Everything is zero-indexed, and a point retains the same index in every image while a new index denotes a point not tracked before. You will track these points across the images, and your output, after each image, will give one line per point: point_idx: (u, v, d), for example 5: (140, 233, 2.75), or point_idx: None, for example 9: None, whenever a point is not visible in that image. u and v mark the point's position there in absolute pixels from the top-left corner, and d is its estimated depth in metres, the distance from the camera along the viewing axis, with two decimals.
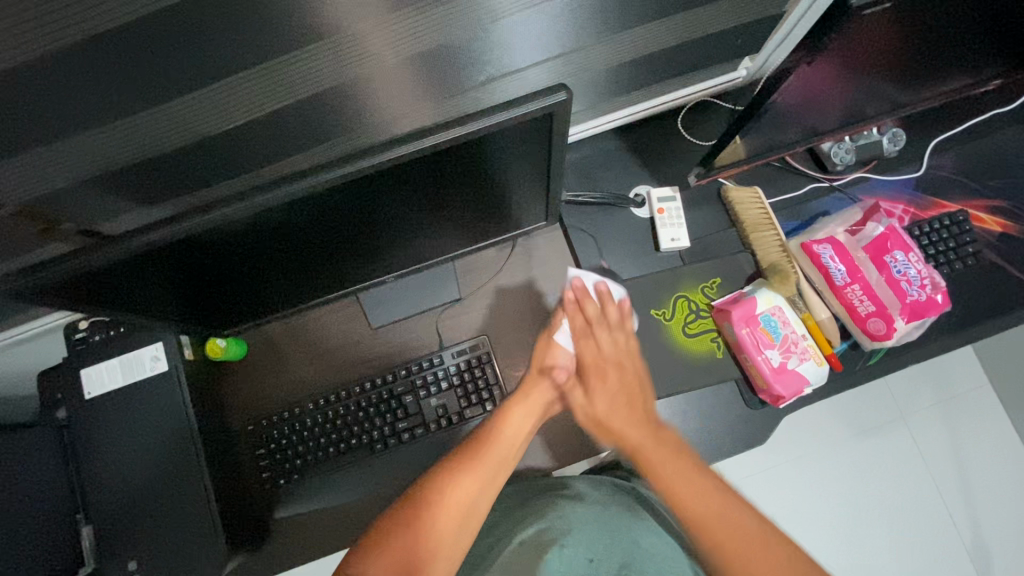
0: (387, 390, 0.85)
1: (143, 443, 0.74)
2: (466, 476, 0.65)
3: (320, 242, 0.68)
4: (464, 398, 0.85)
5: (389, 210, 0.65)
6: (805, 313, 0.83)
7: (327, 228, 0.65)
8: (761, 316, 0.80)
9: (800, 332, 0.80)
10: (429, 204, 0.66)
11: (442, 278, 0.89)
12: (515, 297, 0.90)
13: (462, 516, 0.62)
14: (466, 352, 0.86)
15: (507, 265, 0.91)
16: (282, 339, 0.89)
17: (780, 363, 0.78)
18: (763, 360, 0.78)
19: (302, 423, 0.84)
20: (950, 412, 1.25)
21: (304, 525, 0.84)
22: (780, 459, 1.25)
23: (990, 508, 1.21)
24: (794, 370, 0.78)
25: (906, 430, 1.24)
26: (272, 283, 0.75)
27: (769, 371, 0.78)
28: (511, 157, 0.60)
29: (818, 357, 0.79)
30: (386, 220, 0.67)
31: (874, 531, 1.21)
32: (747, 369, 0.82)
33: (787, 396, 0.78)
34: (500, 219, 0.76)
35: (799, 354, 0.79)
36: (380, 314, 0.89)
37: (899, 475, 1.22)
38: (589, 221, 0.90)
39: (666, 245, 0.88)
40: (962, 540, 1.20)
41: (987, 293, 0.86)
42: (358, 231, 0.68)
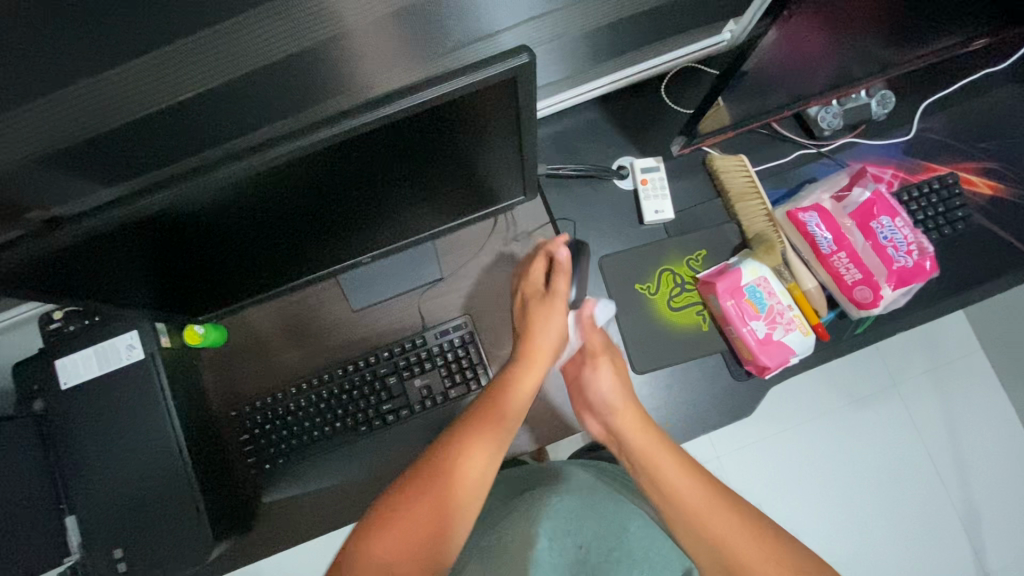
0: (370, 372, 0.84)
1: (121, 431, 0.74)
2: (474, 451, 0.62)
3: (291, 221, 0.66)
4: (449, 378, 0.84)
5: (358, 186, 0.63)
6: (790, 283, 0.81)
7: (298, 206, 0.63)
8: (746, 287, 0.78)
9: (786, 302, 0.78)
10: (401, 179, 0.64)
11: (424, 257, 0.87)
12: (498, 276, 0.88)
13: (476, 485, 0.61)
14: (450, 332, 0.85)
15: (489, 242, 0.89)
16: (262, 325, 0.87)
17: (765, 334, 0.77)
18: (748, 332, 0.77)
19: (286, 408, 0.83)
20: (941, 378, 1.25)
21: (293, 507, 0.84)
22: (772, 430, 1.25)
23: (979, 471, 1.22)
24: (779, 341, 0.77)
25: (897, 397, 1.24)
26: (246, 265, 0.73)
27: (754, 343, 0.77)
28: (480, 127, 0.58)
29: (804, 327, 0.78)
30: (358, 197, 0.65)
31: (865, 496, 1.22)
32: (732, 341, 0.81)
33: (773, 366, 0.77)
34: (478, 193, 0.74)
35: (785, 325, 0.78)
36: (360, 297, 0.87)
37: (890, 441, 1.23)
38: (572, 196, 0.88)
39: (650, 217, 0.86)
40: (951, 503, 1.21)
41: (977, 258, 0.85)
42: (329, 209, 0.66)
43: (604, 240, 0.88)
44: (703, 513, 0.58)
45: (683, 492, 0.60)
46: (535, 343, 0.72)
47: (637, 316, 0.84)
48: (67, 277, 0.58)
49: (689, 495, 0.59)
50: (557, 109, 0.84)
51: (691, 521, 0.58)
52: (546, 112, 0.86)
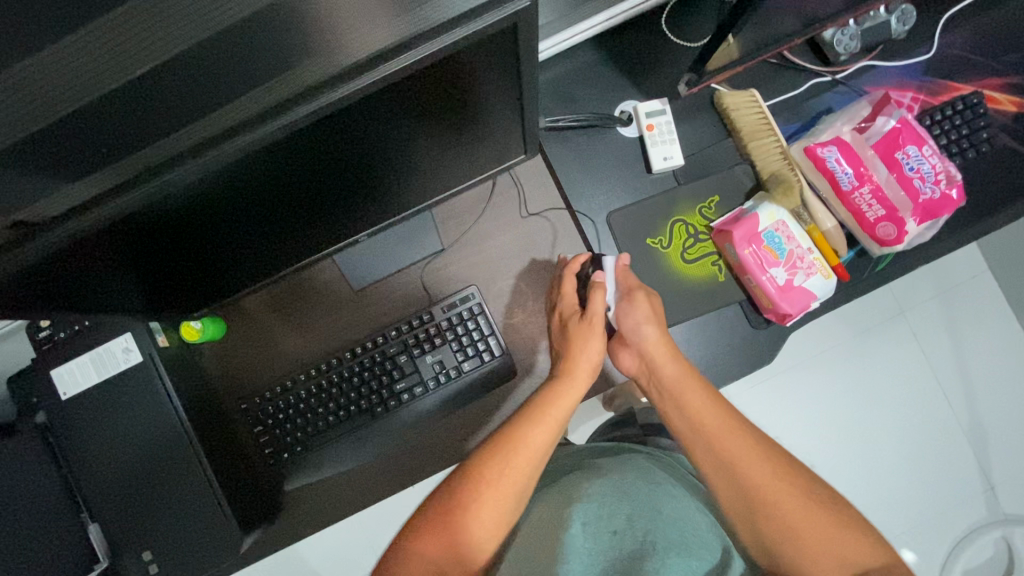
0: (380, 352, 0.82)
1: (129, 437, 0.72)
2: (528, 449, 0.62)
3: (275, 205, 0.61)
4: (461, 352, 0.81)
5: (342, 161, 0.57)
6: (810, 224, 0.77)
7: (280, 189, 0.58)
8: (763, 233, 0.75)
9: (806, 245, 0.75)
10: (389, 149, 0.59)
11: (422, 228, 0.83)
12: (502, 241, 0.84)
13: (516, 496, 0.61)
14: (457, 305, 0.82)
15: (490, 206, 0.84)
16: (261, 313, 0.84)
17: (786, 281, 0.74)
18: (768, 280, 0.74)
19: (298, 395, 0.82)
20: (952, 303, 1.24)
21: (317, 492, 0.83)
22: (785, 368, 1.25)
23: (988, 391, 1.23)
24: (800, 286, 0.75)
25: (907, 326, 1.24)
26: (235, 257, 0.69)
27: (774, 291, 0.74)
28: (477, 87, 0.53)
29: (825, 270, 0.75)
30: (344, 173, 0.60)
31: (878, 424, 1.24)
32: (750, 289, 0.79)
33: (795, 312, 0.75)
34: (477, 156, 0.69)
35: (806, 269, 0.75)
36: (361, 275, 0.83)
37: (902, 368, 1.24)
38: (573, 149, 0.83)
39: (659, 165, 0.80)
40: (960, 423, 1.23)
41: (1002, 180, 0.81)
42: (314, 189, 0.61)
43: (611, 194, 0.83)
44: (727, 442, 0.60)
45: (708, 420, 0.62)
46: (578, 360, 0.70)
47: (649, 273, 0.81)
48: (59, 284, 0.54)
49: (712, 421, 0.62)
50: (551, 54, 0.77)
51: (712, 440, 0.60)
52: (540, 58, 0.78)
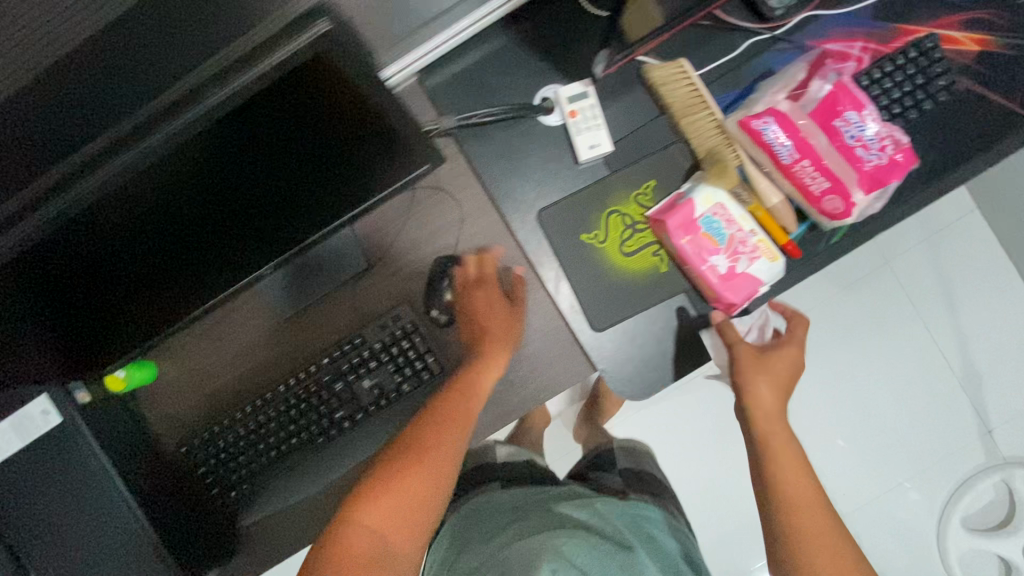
0: (314, 382, 0.78)
1: (58, 499, 0.68)
2: (444, 447, 0.66)
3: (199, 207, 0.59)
4: (398, 374, 0.78)
5: (261, 154, 0.58)
6: (753, 203, 0.71)
7: (205, 181, 0.57)
8: (700, 220, 0.70)
9: (748, 228, 0.70)
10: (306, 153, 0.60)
11: (344, 246, 0.78)
12: (431, 251, 0.79)
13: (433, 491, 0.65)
14: (389, 325, 0.78)
15: (413, 215, 0.78)
16: (190, 351, 0.80)
17: (728, 269, 0.69)
18: (708, 270, 0.69)
19: (237, 433, 0.79)
20: (937, 247, 1.19)
21: (267, 529, 0.81)
22: None
23: (983, 337, 1.16)
24: (744, 274, 0.70)
25: (892, 274, 1.19)
26: (163, 278, 0.64)
27: (715, 280, 0.70)
28: (322, 94, 0.54)
29: (772, 252, 0.70)
30: (267, 176, 0.60)
31: (866, 381, 1.20)
32: (693, 280, 0.73)
33: (739, 301, 0.70)
34: (369, 169, 0.63)
35: (749, 254, 0.69)
36: (286, 302, 0.79)
37: (886, 318, 1.19)
38: (493, 145, 0.76)
39: (585, 154, 0.74)
40: (952, 370, 1.17)
41: (965, 131, 0.73)
42: (236, 192, 0.60)
43: (539, 190, 0.77)
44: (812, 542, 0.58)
45: (806, 514, 0.60)
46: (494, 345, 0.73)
47: (586, 272, 0.76)
48: None
49: (812, 520, 0.60)
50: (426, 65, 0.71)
51: (800, 531, 0.59)
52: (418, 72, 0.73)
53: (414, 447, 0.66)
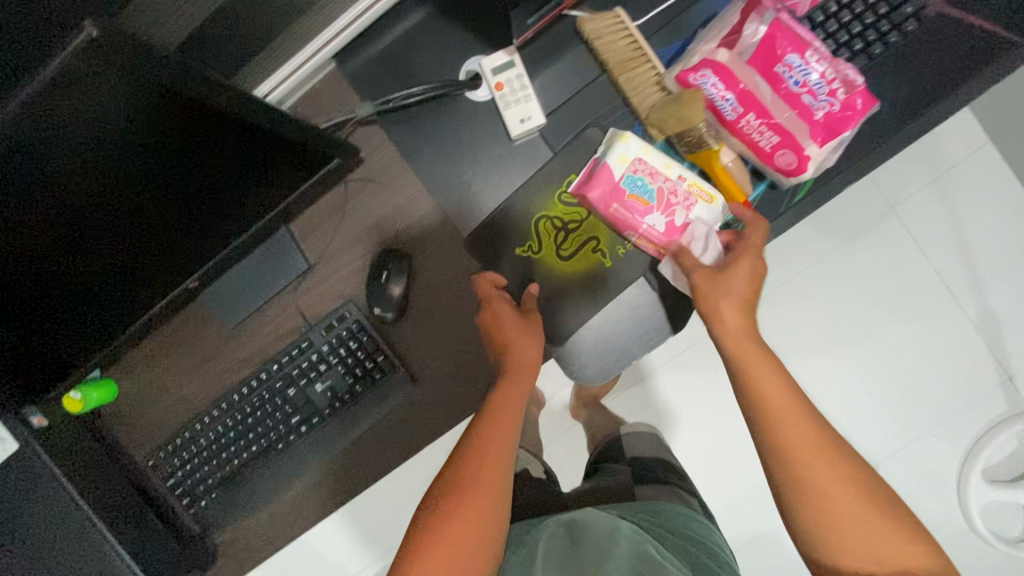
0: (267, 389, 0.77)
1: (27, 521, 0.69)
2: (482, 469, 0.61)
3: (113, 224, 0.57)
4: (349, 375, 0.76)
5: (180, 174, 0.57)
6: (710, 150, 0.65)
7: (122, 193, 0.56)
8: (622, 182, 0.67)
9: (675, 176, 0.67)
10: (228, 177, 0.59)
11: (283, 249, 0.76)
12: (371, 246, 0.76)
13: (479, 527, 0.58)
14: (336, 326, 0.76)
15: (351, 210, 0.75)
16: (147, 366, 0.80)
17: (666, 224, 0.67)
18: (647, 231, 0.67)
19: (200, 444, 0.79)
20: (944, 187, 1.09)
21: (236, 539, 0.79)
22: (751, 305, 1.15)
23: (1002, 281, 1.06)
24: (684, 224, 0.67)
25: (896, 221, 1.10)
26: (86, 295, 0.61)
27: (658, 240, 0.67)
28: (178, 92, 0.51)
29: (707, 193, 0.66)
30: (188, 198, 0.59)
31: (876, 338, 1.10)
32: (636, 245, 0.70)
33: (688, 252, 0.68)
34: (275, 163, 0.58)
35: (683, 204, 0.67)
36: (229, 309, 0.77)
37: (893, 269, 1.09)
38: (422, 129, 0.72)
39: (517, 129, 0.69)
40: (970, 318, 1.07)
41: (943, 60, 0.65)
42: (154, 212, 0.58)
43: (477, 171, 0.72)
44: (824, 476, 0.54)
45: (816, 445, 0.55)
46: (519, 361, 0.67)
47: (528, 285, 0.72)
48: None
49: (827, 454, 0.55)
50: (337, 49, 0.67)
51: (813, 468, 0.55)
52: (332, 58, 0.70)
53: (458, 481, 0.60)
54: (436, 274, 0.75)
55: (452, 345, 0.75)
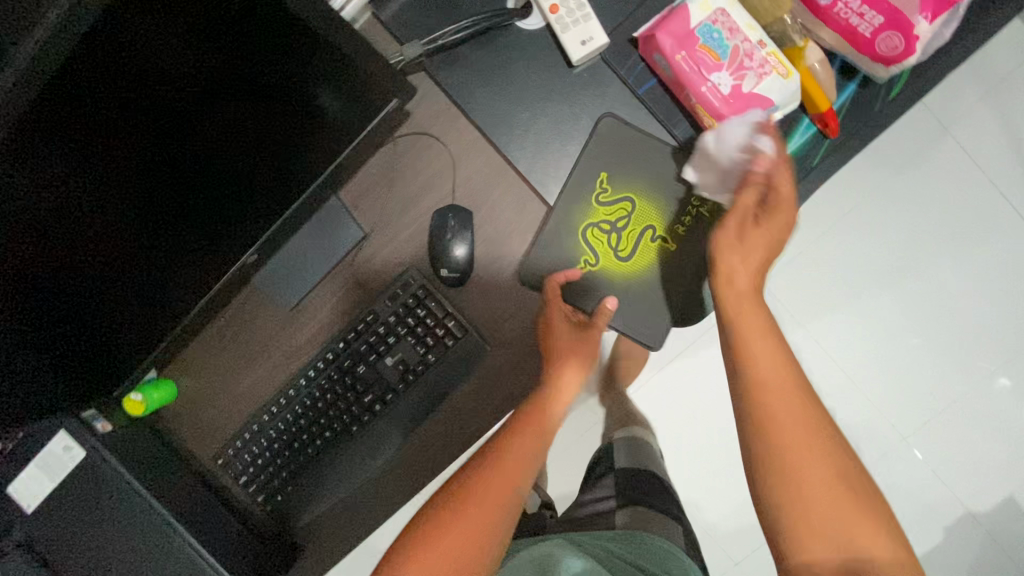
0: (334, 371, 0.72)
1: (103, 530, 0.66)
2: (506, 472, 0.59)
3: (145, 183, 0.53)
4: (420, 345, 0.71)
5: (208, 117, 0.52)
6: (796, 47, 0.61)
7: (151, 146, 0.51)
8: (698, 30, 0.60)
9: (756, 39, 0.59)
10: (259, 116, 0.54)
11: (335, 219, 0.71)
12: (426, 205, 0.70)
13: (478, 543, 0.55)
14: (400, 295, 0.71)
15: (401, 169, 0.70)
16: (204, 361, 0.75)
17: (733, 88, 0.60)
18: (711, 90, 0.60)
19: (270, 435, 0.74)
20: None
21: (317, 533, 0.75)
22: (800, 246, 1.17)
23: None
24: (751, 93, 0.60)
25: None
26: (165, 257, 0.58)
27: (719, 103, 0.60)
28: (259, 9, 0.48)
29: (785, 67, 0.59)
30: (219, 146, 0.54)
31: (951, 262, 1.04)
32: (692, 109, 0.64)
33: (746, 129, 0.61)
34: (345, 105, 0.55)
35: (756, 68, 0.59)
36: (285, 289, 0.72)
37: None
38: (472, 69, 0.67)
39: (578, 53, 0.63)
40: None
41: None
42: (186, 166, 0.54)
43: (534, 109, 0.67)
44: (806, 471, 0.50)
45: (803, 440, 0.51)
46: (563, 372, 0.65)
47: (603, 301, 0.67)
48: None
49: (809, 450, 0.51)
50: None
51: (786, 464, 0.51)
52: (367, 3, 0.65)
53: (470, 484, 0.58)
54: (500, 227, 0.70)
55: (526, 301, 0.70)
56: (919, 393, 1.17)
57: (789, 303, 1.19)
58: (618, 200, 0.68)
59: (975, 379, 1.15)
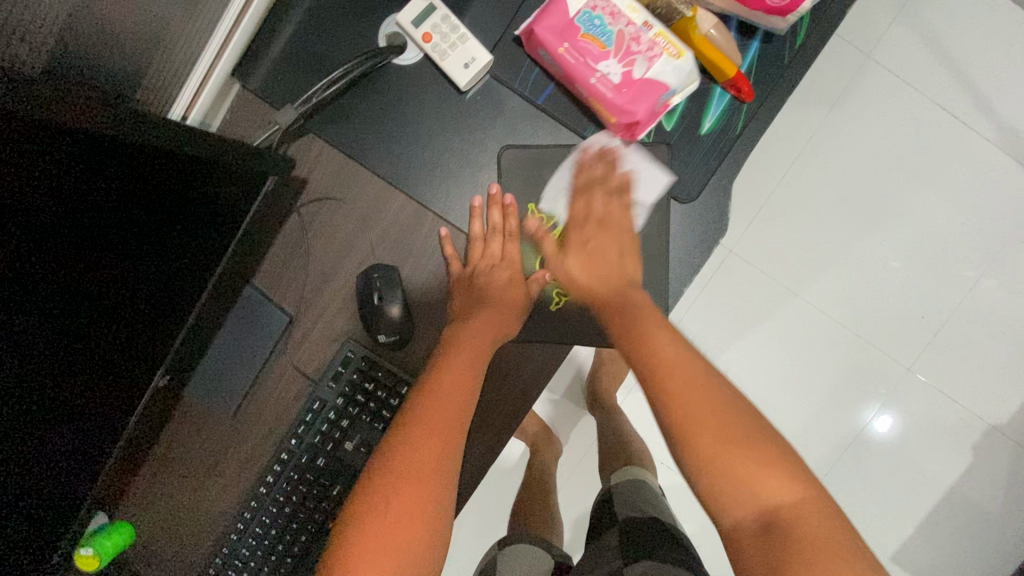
0: (295, 470, 0.66)
1: None
2: (453, 419, 0.54)
3: (46, 341, 0.43)
4: (378, 421, 0.65)
5: (104, 244, 0.44)
6: (684, 18, 0.58)
7: (53, 292, 0.42)
8: (578, 20, 0.56)
9: (641, 21, 0.56)
10: (156, 231, 0.48)
11: (256, 308, 0.65)
12: (350, 270, 0.65)
13: (431, 493, 0.51)
14: (344, 371, 0.65)
15: (313, 240, 0.65)
16: (153, 492, 0.67)
17: (623, 75, 0.57)
18: (600, 81, 0.57)
19: (241, 556, 0.66)
20: None
21: None
22: (757, 206, 1.13)
23: None
24: (643, 79, 0.56)
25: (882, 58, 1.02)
26: (89, 420, 0.50)
27: (611, 93, 0.57)
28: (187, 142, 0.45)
29: (676, 47, 0.56)
30: (134, 262, 0.48)
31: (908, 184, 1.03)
32: (587, 102, 0.61)
33: (644, 117, 0.57)
34: (234, 206, 0.55)
35: (645, 52, 0.56)
36: (222, 394, 0.66)
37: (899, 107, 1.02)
38: (359, 119, 0.62)
39: (464, 78, 0.60)
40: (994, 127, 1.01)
41: None
42: (91, 304, 0.45)
43: (436, 144, 0.63)
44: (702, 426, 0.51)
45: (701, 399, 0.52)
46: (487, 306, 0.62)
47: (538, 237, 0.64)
48: None
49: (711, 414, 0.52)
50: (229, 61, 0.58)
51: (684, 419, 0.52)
52: (231, 76, 0.61)
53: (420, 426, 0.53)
54: (433, 273, 0.65)
55: None
56: (915, 321, 1.13)
57: (762, 265, 1.14)
58: (558, 223, 0.65)
59: (963, 293, 1.13)
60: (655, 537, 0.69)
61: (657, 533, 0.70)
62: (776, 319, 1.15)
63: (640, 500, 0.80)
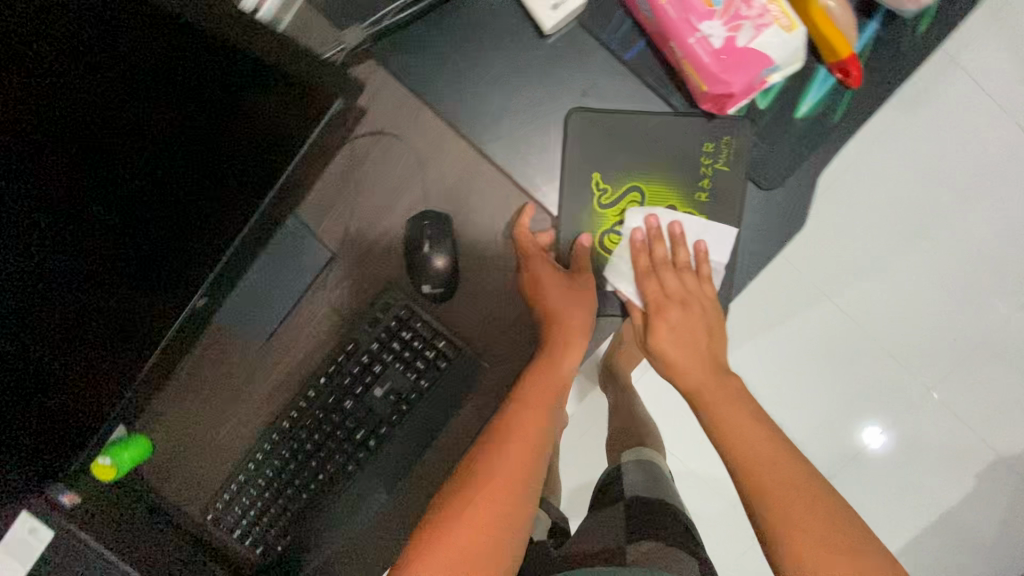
0: (321, 408, 0.65)
1: None
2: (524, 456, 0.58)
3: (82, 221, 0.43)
4: (410, 371, 0.63)
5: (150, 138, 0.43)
6: None
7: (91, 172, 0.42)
8: None
9: None
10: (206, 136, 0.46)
11: (297, 239, 0.63)
12: (399, 213, 0.62)
13: (500, 527, 0.56)
14: (381, 318, 0.63)
15: (364, 177, 0.62)
16: (174, 410, 0.66)
17: (725, 40, 0.51)
18: (700, 42, 0.51)
19: (259, 483, 0.66)
20: None
21: None
22: None
23: None
24: (747, 48, 0.51)
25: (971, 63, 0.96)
26: (113, 324, 0.47)
27: (707, 59, 0.52)
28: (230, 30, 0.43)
29: (789, 19, 0.51)
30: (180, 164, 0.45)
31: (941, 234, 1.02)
32: (676, 66, 0.56)
33: (738, 91, 0.52)
34: (290, 115, 0.47)
35: (755, 19, 0.51)
36: (255, 323, 0.64)
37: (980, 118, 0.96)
38: (430, 52, 0.58)
39: (549, 21, 0.55)
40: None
41: None
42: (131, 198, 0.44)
43: (509, 89, 0.58)
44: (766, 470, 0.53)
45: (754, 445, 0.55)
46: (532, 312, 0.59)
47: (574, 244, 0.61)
48: None
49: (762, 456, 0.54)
50: None
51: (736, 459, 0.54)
52: None
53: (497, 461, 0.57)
54: (486, 227, 0.62)
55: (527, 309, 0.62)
56: (949, 343, 1.10)
57: (802, 266, 1.10)
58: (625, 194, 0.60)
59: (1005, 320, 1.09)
60: (661, 526, 0.69)
61: (660, 518, 0.70)
62: (806, 322, 1.11)
63: (653, 482, 0.79)
